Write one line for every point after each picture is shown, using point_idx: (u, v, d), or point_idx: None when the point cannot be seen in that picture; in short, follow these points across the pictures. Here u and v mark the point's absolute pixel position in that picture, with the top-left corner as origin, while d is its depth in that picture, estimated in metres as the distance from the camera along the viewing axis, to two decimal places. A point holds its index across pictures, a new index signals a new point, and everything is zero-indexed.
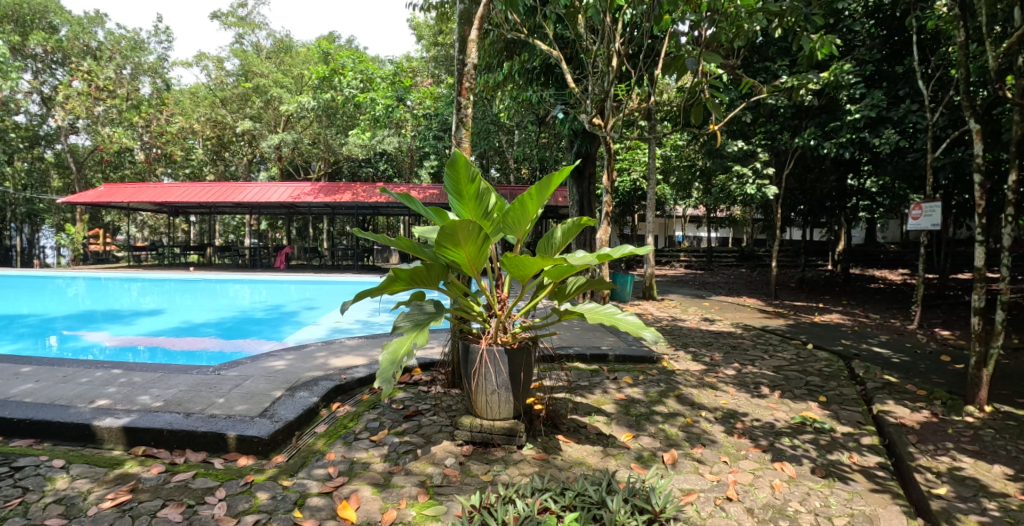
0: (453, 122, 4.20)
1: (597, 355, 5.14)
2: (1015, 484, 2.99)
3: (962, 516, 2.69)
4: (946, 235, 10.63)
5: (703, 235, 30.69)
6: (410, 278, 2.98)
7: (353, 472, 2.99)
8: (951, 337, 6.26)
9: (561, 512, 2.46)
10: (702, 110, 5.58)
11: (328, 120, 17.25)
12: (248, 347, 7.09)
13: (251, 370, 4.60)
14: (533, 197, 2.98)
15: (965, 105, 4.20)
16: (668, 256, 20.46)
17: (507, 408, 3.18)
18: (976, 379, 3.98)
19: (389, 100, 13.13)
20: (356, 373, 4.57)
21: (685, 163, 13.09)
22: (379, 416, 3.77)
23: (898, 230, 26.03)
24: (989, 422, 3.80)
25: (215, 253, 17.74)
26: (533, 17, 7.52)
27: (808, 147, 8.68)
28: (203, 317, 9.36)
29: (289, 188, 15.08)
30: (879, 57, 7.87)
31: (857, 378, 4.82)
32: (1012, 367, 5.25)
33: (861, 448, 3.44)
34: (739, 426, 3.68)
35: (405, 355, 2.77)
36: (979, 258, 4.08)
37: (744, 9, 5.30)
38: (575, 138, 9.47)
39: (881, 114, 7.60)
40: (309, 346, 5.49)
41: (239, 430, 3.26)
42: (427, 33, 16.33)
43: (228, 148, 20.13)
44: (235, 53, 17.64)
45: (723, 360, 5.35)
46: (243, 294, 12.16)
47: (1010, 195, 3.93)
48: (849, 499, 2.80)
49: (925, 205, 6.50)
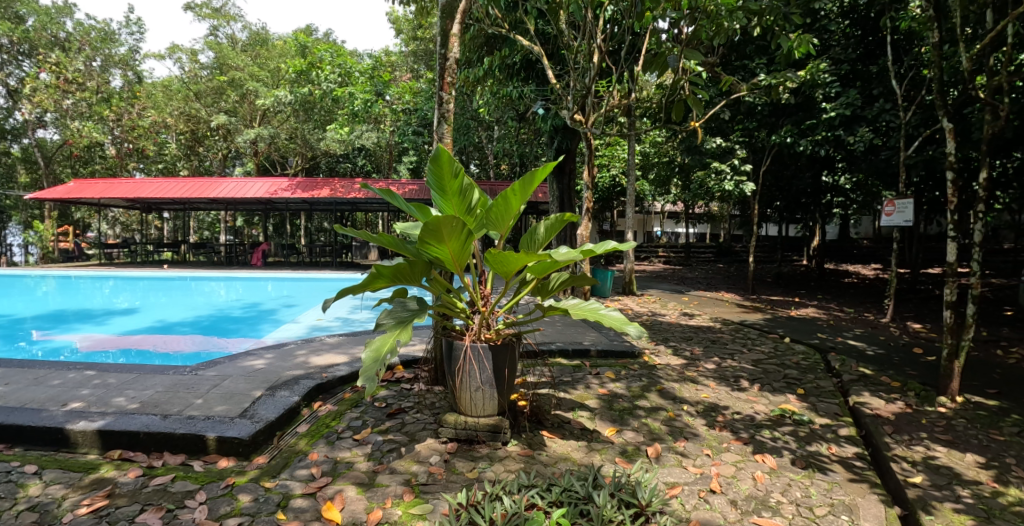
0: (434, 118, 4.13)
1: (580, 351, 5.16)
2: (987, 472, 3.11)
3: (937, 504, 2.78)
4: (918, 230, 10.93)
5: (681, 231, 31.06)
6: (392, 275, 2.96)
7: (337, 472, 2.97)
8: (923, 330, 6.45)
9: (548, 507, 2.47)
10: (683, 107, 5.53)
11: (306, 115, 16.80)
12: (227, 346, 6.94)
13: (230, 369, 4.51)
14: (517, 193, 2.94)
15: (937, 104, 4.35)
16: (648, 251, 20.69)
17: (492, 405, 3.17)
18: (948, 370, 4.12)
19: (367, 94, 13.12)
20: (337, 371, 4.50)
21: (666, 158, 13.20)
22: (362, 414, 3.73)
23: (871, 226, 26.82)
24: (961, 412, 3.94)
25: (189, 250, 17.26)
26: (514, 13, 7.47)
27: (785, 144, 8.81)
28: (178, 316, 9.11)
29: (266, 183, 14.72)
30: (854, 56, 8.02)
31: (834, 370, 4.94)
32: (982, 358, 5.46)
33: (839, 439, 3.53)
34: (721, 419, 3.74)
35: (389, 352, 2.77)
36: (950, 253, 4.21)
37: (724, 8, 5.33)
38: (556, 134, 9.45)
39: (856, 113, 7.73)
40: (290, 344, 5.41)
41: (219, 432, 3.20)
42: (405, 27, 16.00)
43: (202, 143, 19.43)
44: (209, 45, 16.99)
45: (703, 354, 5.42)
46: (219, 292, 11.88)
47: (980, 193, 4.06)
48: (829, 489, 2.87)
49: (899, 202, 6.57)
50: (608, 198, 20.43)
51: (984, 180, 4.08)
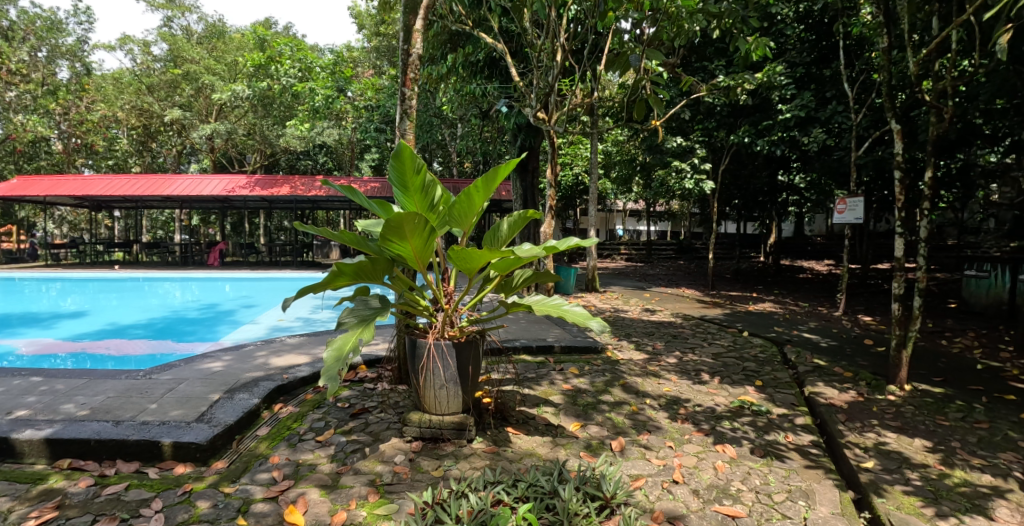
0: (396, 114, 4.07)
1: (543, 347, 5.19)
2: (933, 456, 3.28)
3: (888, 486, 2.92)
4: (868, 227, 11.41)
5: (643, 228, 31.66)
6: (354, 273, 2.91)
7: (299, 475, 2.90)
8: (873, 322, 6.75)
9: (514, 503, 2.48)
10: (645, 107, 5.60)
11: (264, 110, 16.31)
12: (183, 349, 6.69)
13: (187, 373, 4.36)
14: (479, 190, 2.93)
15: (887, 107, 4.61)
16: (611, 249, 20.98)
17: (457, 403, 3.15)
18: (897, 360, 4.33)
19: (328, 90, 12.82)
20: (298, 372, 4.40)
21: (627, 157, 13.40)
22: (325, 415, 3.66)
23: (823, 224, 27.93)
24: (909, 399, 4.15)
25: (142, 250, 16.55)
26: (478, 10, 7.44)
27: (743, 144, 9.07)
28: (131, 319, 8.73)
29: (223, 180, 14.22)
30: (808, 60, 8.31)
31: (790, 362, 5.12)
32: (927, 348, 5.75)
33: (795, 428, 3.66)
34: (683, 411, 3.83)
35: (351, 352, 2.73)
36: (898, 249, 4.42)
37: (685, 9, 5.41)
38: (519, 132, 9.44)
39: (811, 114, 8.02)
40: (249, 346, 5.26)
41: (175, 437, 3.09)
42: (368, 23, 15.70)
43: (155, 138, 18.68)
44: (162, 36, 16.28)
45: (665, 348, 5.54)
46: (174, 293, 11.49)
47: (926, 192, 4.30)
48: (787, 476, 2.98)
49: (850, 200, 6.84)
50: (571, 196, 20.60)
51: (930, 179, 4.32)
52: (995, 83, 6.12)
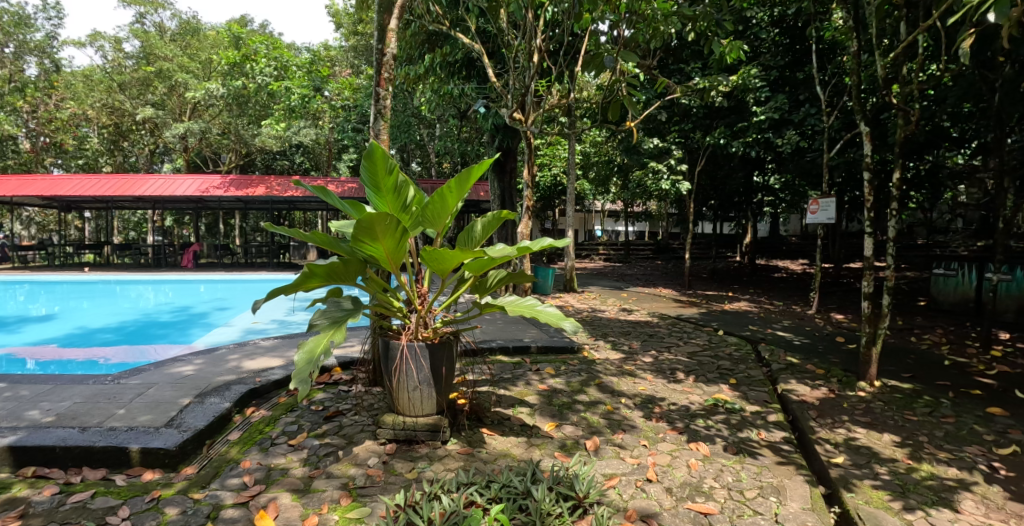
0: (371, 114, 4.03)
1: (520, 348, 5.19)
2: (901, 450, 3.35)
3: (857, 481, 2.98)
4: (840, 228, 11.65)
5: (621, 229, 31.90)
6: (326, 275, 2.87)
7: (271, 479, 2.86)
8: (845, 321, 6.88)
9: (487, 504, 2.47)
10: (620, 108, 5.63)
11: (239, 110, 16.04)
12: (155, 353, 6.55)
13: (157, 377, 4.26)
14: (453, 190, 2.91)
15: (856, 109, 4.72)
16: (589, 249, 21.11)
17: (430, 404, 3.13)
18: (867, 357, 4.43)
19: (304, 90, 12.65)
20: (271, 375, 4.33)
21: (605, 158, 13.49)
22: (298, 418, 3.61)
23: (797, 224, 28.47)
24: (879, 395, 4.24)
25: (113, 251, 16.16)
26: (455, 10, 7.41)
27: (719, 145, 9.18)
28: (101, 322, 8.52)
29: (197, 181, 13.96)
30: (782, 63, 8.45)
31: (763, 360, 5.19)
32: (897, 345, 5.88)
33: (768, 425, 3.71)
34: (657, 410, 3.85)
35: (322, 354, 2.69)
36: (868, 248, 4.51)
37: (660, 12, 5.45)
38: (496, 133, 9.43)
39: (785, 116, 8.16)
40: (221, 349, 5.15)
41: (144, 442, 3.01)
42: (346, 22, 15.53)
43: (127, 137, 18.24)
44: (134, 33, 15.92)
45: (641, 347, 5.58)
46: (146, 295, 11.25)
47: (894, 193, 4.40)
48: (759, 473, 3.02)
49: (822, 201, 6.97)
50: (550, 197, 20.66)
51: (898, 180, 4.42)
52: (961, 87, 6.28)
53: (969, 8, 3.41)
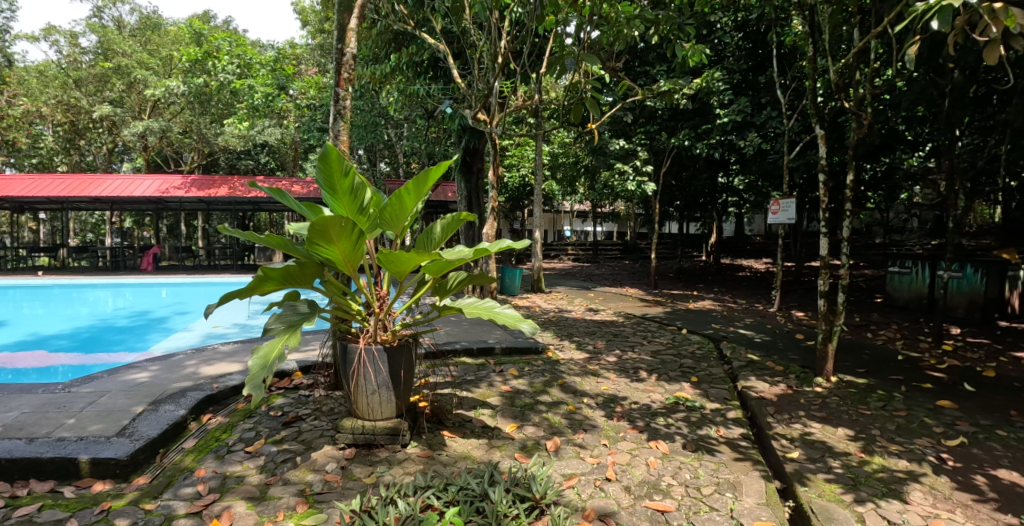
0: (330, 114, 3.98)
1: (484, 349, 5.18)
2: (854, 443, 3.46)
3: (811, 475, 3.06)
4: (801, 227, 11.98)
5: (589, 230, 32.21)
6: (282, 278, 2.81)
7: (225, 487, 2.79)
8: (804, 318, 7.06)
9: (444, 507, 2.45)
10: (583, 110, 5.67)
11: (201, 108, 15.64)
12: (111, 359, 6.36)
13: (109, 384, 4.12)
14: (411, 192, 2.89)
15: (813, 112, 4.85)
16: (558, 249, 21.24)
17: (390, 407, 3.10)
18: (824, 353, 4.56)
19: (268, 88, 12.37)
20: (229, 381, 4.23)
21: (572, 159, 13.59)
22: (256, 425, 3.54)
23: (760, 224, 29.19)
24: (834, 391, 4.37)
25: (68, 254, 15.57)
26: (421, 10, 7.36)
27: (683, 147, 9.32)
28: (54, 328, 8.21)
29: (156, 181, 13.56)
30: (745, 67, 8.64)
31: (725, 358, 5.30)
32: (853, 341, 6.07)
33: (727, 421, 3.79)
34: (619, 409, 3.89)
35: (277, 358, 2.64)
36: (824, 247, 4.63)
37: (624, 16, 5.51)
38: (463, 134, 9.41)
39: (747, 119, 8.34)
40: (178, 354, 5.01)
41: (94, 453, 2.91)
42: (312, 20, 15.28)
43: (84, 136, 17.58)
44: (91, 27, 15.38)
45: (605, 347, 5.64)
46: (104, 299, 10.89)
47: (848, 194, 4.54)
48: (716, 469, 3.08)
49: (783, 202, 7.15)
50: (519, 197, 20.69)
51: (851, 181, 4.57)
52: (913, 92, 6.52)
53: (914, 16, 3.52)
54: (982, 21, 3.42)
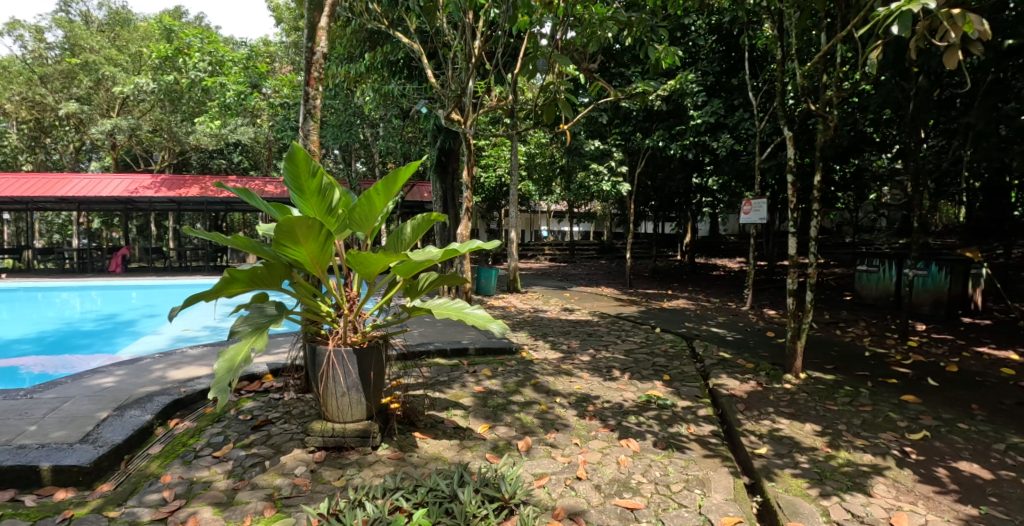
0: (300, 113, 3.95)
1: (458, 350, 5.17)
2: (821, 439, 3.54)
3: (778, 470, 3.12)
4: (773, 227, 12.21)
5: (566, 229, 32.40)
6: (248, 280, 2.77)
7: (192, 493, 2.74)
8: (776, 316, 7.20)
9: (412, 509, 2.44)
10: (556, 110, 5.69)
11: (172, 105, 15.33)
12: (77, 364, 6.19)
13: (73, 390, 4.01)
14: (380, 193, 2.88)
15: (782, 114, 4.94)
16: (535, 249, 21.30)
17: (360, 409, 3.08)
18: (793, 350, 4.65)
19: (241, 86, 12.14)
20: (197, 385, 4.16)
21: (549, 159, 13.64)
22: (224, 429, 3.48)
23: (733, 224, 29.71)
24: (803, 387, 4.47)
25: (32, 255, 15.10)
26: (394, 9, 7.32)
27: (658, 147, 9.42)
28: (16, 333, 7.97)
29: (125, 180, 13.24)
30: (718, 70, 8.77)
31: (697, 356, 5.38)
32: (823, 338, 6.20)
33: (698, 419, 3.85)
34: (591, 408, 3.93)
35: (243, 361, 2.60)
36: (793, 247, 4.72)
37: (596, 17, 5.55)
38: (438, 133, 9.39)
39: (719, 121, 8.47)
40: (145, 358, 4.90)
41: (56, 460, 2.84)
42: (286, 17, 15.08)
43: (49, 134, 17.08)
44: (57, 22, 14.98)
45: (579, 346, 5.68)
46: (71, 302, 10.62)
47: (815, 194, 4.64)
48: (686, 466, 3.12)
49: (755, 202, 7.27)
50: (496, 197, 20.70)
51: (819, 182, 4.67)
52: (880, 95, 6.68)
53: (876, 21, 3.60)
54: (940, 27, 3.51)
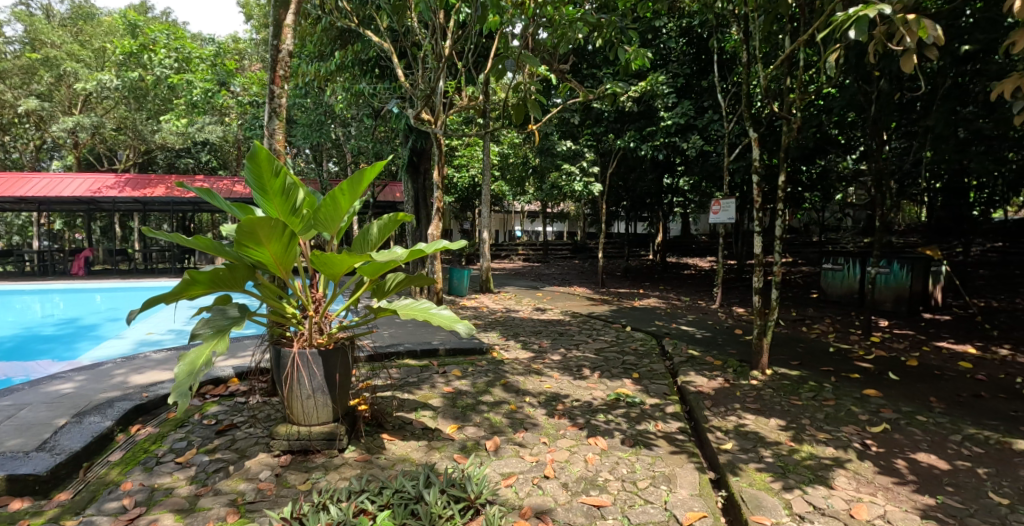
0: (265, 112, 3.89)
1: (428, 351, 5.16)
2: (785, 433, 3.63)
3: (742, 465, 3.20)
4: (742, 226, 12.46)
5: (540, 229, 32.55)
6: (209, 282, 2.72)
7: (153, 501, 2.68)
8: (744, 313, 7.36)
9: (377, 511, 2.44)
10: (525, 111, 5.72)
11: (137, 103, 14.94)
12: (34, 370, 5.97)
13: (28, 397, 3.88)
14: (345, 193, 2.85)
15: (748, 116, 5.05)
16: (509, 250, 21.34)
17: (326, 412, 3.05)
18: (758, 347, 4.76)
19: (208, 84, 11.89)
20: (160, 390, 4.06)
21: (521, 160, 13.69)
22: (188, 434, 3.42)
23: (704, 223, 30.26)
24: (768, 383, 4.57)
25: None
26: (363, 8, 7.27)
27: (630, 148, 9.53)
28: None
29: (86, 180, 12.85)
30: (689, 72, 8.91)
31: (666, 354, 5.46)
32: (789, 335, 6.36)
33: (665, 416, 3.91)
34: (560, 407, 3.96)
35: (204, 366, 2.56)
36: (759, 246, 4.82)
37: (566, 19, 5.59)
38: (409, 133, 9.35)
39: (689, 122, 8.60)
40: (106, 364, 4.77)
41: (9, 469, 2.75)
42: (256, 14, 14.83)
43: (7, 131, 16.47)
44: (15, 15, 14.47)
45: (550, 346, 5.72)
46: (30, 306, 10.26)
47: (780, 195, 4.74)
48: (652, 463, 3.18)
49: (724, 202, 7.40)
50: (469, 197, 20.66)
51: (783, 183, 4.79)
52: (844, 98, 6.86)
53: (835, 25, 3.70)
54: (896, 32, 3.63)
